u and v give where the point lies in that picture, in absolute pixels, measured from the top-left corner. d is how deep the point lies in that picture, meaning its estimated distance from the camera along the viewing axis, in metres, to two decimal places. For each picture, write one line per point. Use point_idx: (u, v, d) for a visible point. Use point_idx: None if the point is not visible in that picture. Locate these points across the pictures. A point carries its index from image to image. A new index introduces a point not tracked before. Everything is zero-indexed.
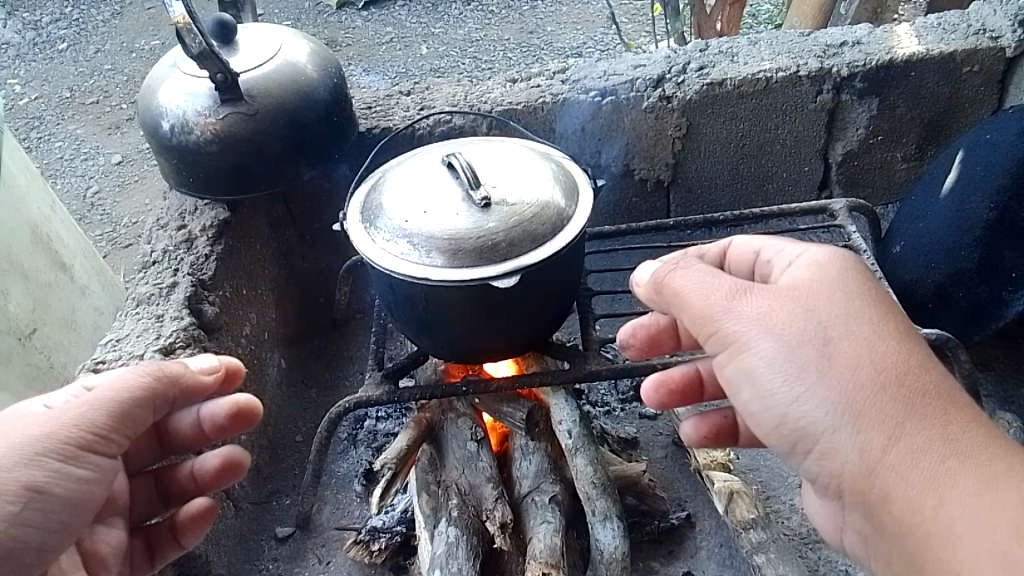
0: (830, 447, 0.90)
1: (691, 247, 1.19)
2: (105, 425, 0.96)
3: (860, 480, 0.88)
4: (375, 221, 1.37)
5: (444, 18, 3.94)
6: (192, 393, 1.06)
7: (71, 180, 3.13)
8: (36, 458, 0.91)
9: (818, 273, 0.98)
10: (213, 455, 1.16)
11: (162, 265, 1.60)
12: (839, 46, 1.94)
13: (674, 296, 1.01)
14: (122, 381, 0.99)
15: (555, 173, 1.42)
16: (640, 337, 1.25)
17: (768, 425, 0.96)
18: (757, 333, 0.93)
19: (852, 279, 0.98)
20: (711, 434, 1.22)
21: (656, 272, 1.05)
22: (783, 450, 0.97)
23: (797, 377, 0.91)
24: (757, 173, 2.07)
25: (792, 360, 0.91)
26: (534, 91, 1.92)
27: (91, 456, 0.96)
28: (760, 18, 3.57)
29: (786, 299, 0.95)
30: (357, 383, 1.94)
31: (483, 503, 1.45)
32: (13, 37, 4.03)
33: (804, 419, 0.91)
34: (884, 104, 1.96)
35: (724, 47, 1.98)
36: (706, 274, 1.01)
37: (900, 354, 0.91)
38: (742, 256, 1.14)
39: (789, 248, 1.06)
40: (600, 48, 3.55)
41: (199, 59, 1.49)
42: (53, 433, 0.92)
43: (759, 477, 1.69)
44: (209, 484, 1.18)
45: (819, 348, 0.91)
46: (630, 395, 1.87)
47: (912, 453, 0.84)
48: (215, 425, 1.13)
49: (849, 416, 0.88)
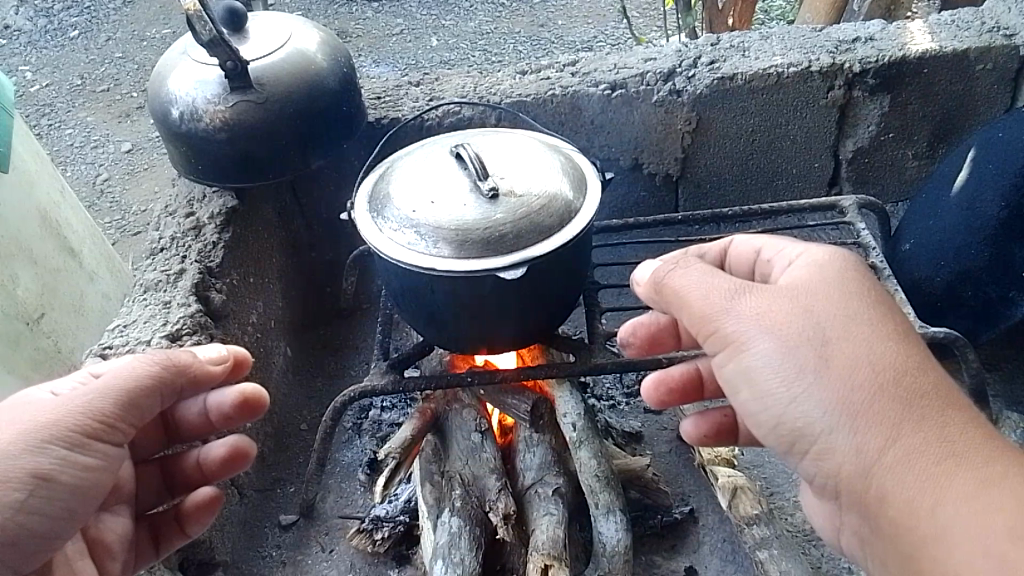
0: (827, 447, 0.90)
1: (693, 245, 1.19)
2: (113, 413, 0.96)
3: (857, 480, 0.88)
4: (382, 211, 1.37)
5: (454, 10, 3.94)
6: (200, 382, 1.06)
7: (80, 167, 3.15)
8: (42, 445, 0.91)
9: (817, 273, 0.98)
10: (219, 444, 1.16)
11: (169, 252, 1.60)
12: (852, 42, 1.93)
13: (674, 294, 1.01)
14: (130, 369, 0.98)
15: (562, 165, 1.42)
16: (641, 335, 1.25)
17: (767, 426, 0.96)
18: (758, 333, 0.93)
19: (852, 280, 0.97)
20: (711, 432, 1.22)
21: (657, 271, 1.05)
22: (782, 451, 0.97)
23: (795, 378, 0.91)
24: (766, 169, 2.06)
25: (789, 360, 0.91)
26: (544, 83, 1.91)
27: (98, 444, 0.96)
28: (772, 14, 3.56)
29: (785, 301, 0.95)
30: (362, 373, 1.94)
31: (486, 495, 1.46)
32: (24, 24, 4.05)
33: (801, 420, 0.91)
34: (896, 101, 1.95)
35: (736, 42, 1.98)
36: (706, 274, 1.00)
37: (899, 354, 0.90)
38: (742, 254, 1.13)
39: (789, 248, 1.06)
40: (611, 43, 3.55)
41: (208, 46, 1.49)
42: (58, 421, 0.93)
43: (762, 473, 1.69)
44: (215, 473, 1.19)
45: (817, 349, 0.91)
46: (635, 389, 1.87)
47: (908, 455, 0.84)
48: (221, 414, 1.13)
49: (847, 417, 0.88)
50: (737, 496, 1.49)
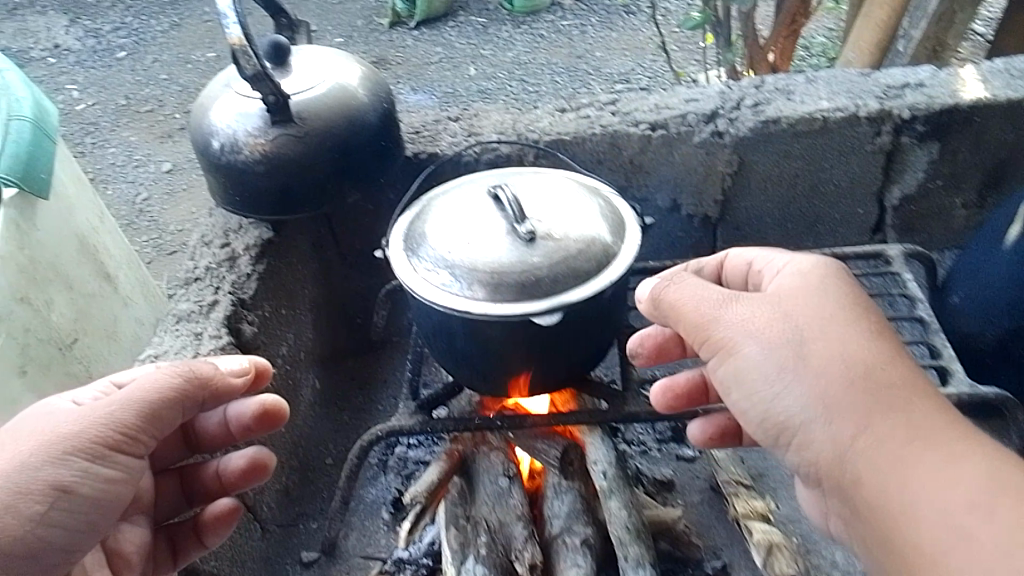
0: (806, 438, 1.00)
1: (691, 261, 1.31)
2: (134, 424, 1.03)
3: (834, 467, 0.98)
4: (418, 250, 1.36)
5: (492, 40, 3.97)
6: (223, 394, 1.14)
7: (121, 186, 3.19)
8: (64, 457, 0.97)
9: (800, 281, 1.11)
10: (238, 455, 1.24)
11: (203, 282, 1.60)
12: (900, 87, 1.90)
13: (670, 307, 1.13)
14: (152, 382, 1.05)
15: (603, 209, 1.40)
16: (647, 345, 1.30)
17: (755, 422, 1.07)
18: (743, 337, 1.05)
19: (831, 287, 1.09)
20: (716, 434, 1.30)
21: (653, 288, 1.16)
22: (770, 443, 1.07)
23: (776, 376, 1.02)
24: (809, 214, 2.01)
25: (771, 360, 1.02)
26: (583, 122, 1.89)
27: (118, 456, 1.02)
28: (813, 51, 3.54)
29: (766, 311, 1.07)
30: (390, 409, 1.92)
31: (513, 542, 1.42)
32: (74, 43, 4.17)
33: (784, 414, 1.02)
34: (945, 149, 1.90)
35: (780, 84, 1.95)
36: (697, 287, 1.13)
37: (870, 350, 1.02)
38: (736, 272, 1.24)
39: (777, 259, 1.18)
40: (648, 75, 3.55)
41: (252, 80, 1.50)
42: (81, 433, 0.99)
43: (799, 530, 1.61)
44: (233, 485, 1.25)
45: (795, 349, 1.02)
46: (668, 436, 1.82)
47: (878, 440, 0.94)
48: (241, 425, 1.22)
49: (824, 409, 0.99)
50: (772, 554, 1.43)
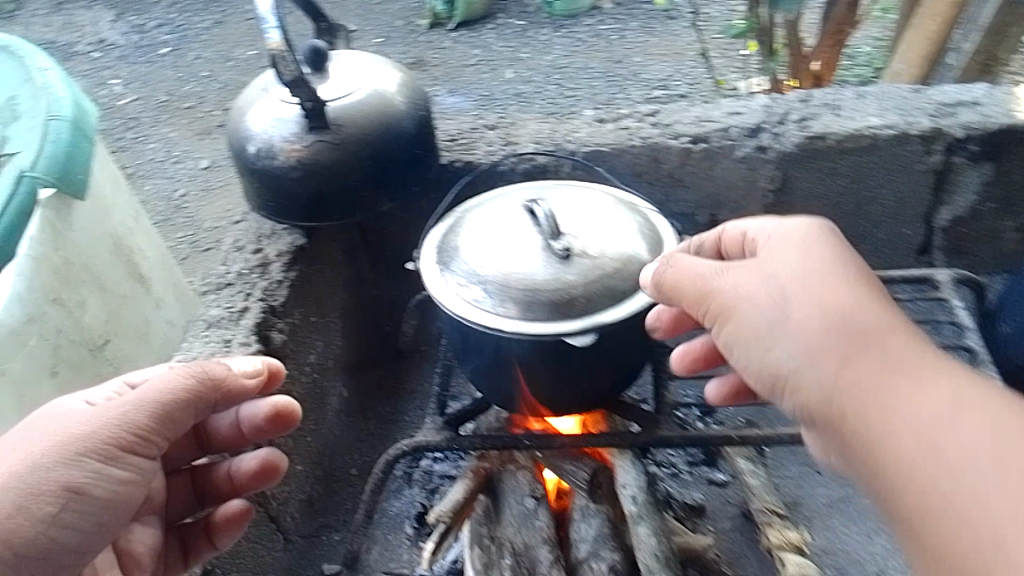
0: (798, 389, 0.96)
1: (691, 239, 1.23)
2: (147, 425, 1.01)
3: (827, 414, 0.92)
4: (450, 264, 1.33)
5: (531, 43, 3.94)
6: (235, 395, 1.12)
7: (159, 181, 3.21)
8: (77, 458, 0.96)
9: (787, 243, 1.06)
10: (250, 457, 1.23)
11: (235, 287, 1.59)
12: (954, 105, 1.83)
13: (670, 279, 1.09)
14: (166, 383, 1.03)
15: (641, 226, 1.36)
16: (665, 317, 1.22)
17: (753, 379, 1.02)
18: (736, 297, 1.01)
19: (817, 245, 1.05)
20: (731, 393, 1.27)
21: (656, 271, 1.13)
22: (769, 399, 1.03)
23: (766, 332, 0.98)
24: (853, 234, 1.94)
25: (760, 316, 0.99)
26: (623, 133, 1.85)
27: (131, 457, 1.01)
28: (858, 60, 3.45)
29: (756, 269, 1.03)
30: (416, 420, 1.90)
31: (537, 566, 1.38)
32: (118, 39, 4.23)
33: (776, 367, 0.97)
34: (1000, 170, 1.82)
35: (828, 99, 1.89)
36: (693, 260, 1.10)
37: (856, 299, 0.97)
38: (733, 239, 1.17)
39: (768, 224, 1.13)
40: (688, 82, 3.48)
41: (290, 85, 1.50)
42: (94, 434, 0.97)
43: (834, 562, 1.56)
44: (245, 487, 1.25)
45: (782, 302, 0.98)
46: (700, 459, 1.77)
47: (866, 381, 0.89)
48: (253, 426, 1.20)
49: (814, 358, 0.94)
50: None
